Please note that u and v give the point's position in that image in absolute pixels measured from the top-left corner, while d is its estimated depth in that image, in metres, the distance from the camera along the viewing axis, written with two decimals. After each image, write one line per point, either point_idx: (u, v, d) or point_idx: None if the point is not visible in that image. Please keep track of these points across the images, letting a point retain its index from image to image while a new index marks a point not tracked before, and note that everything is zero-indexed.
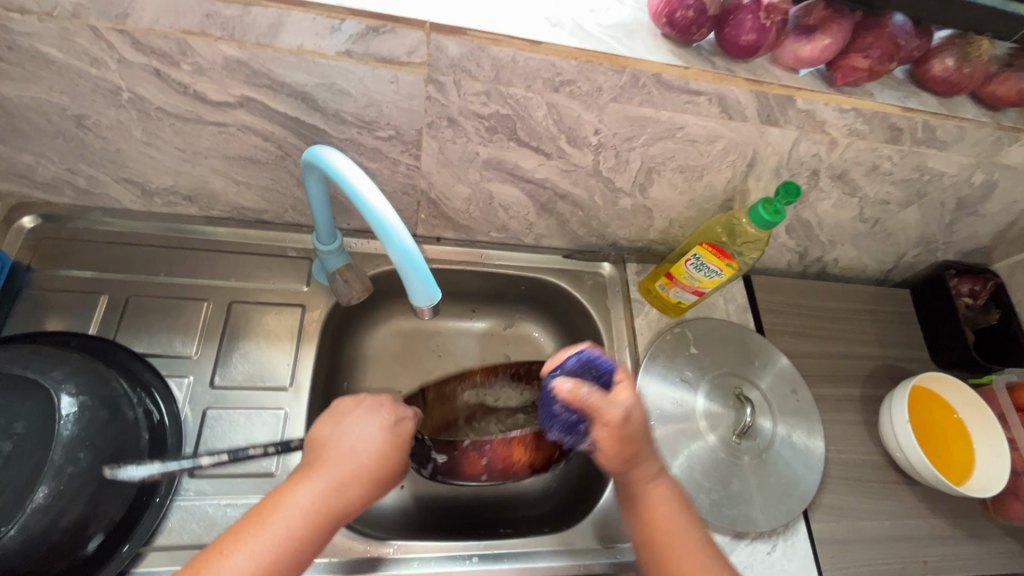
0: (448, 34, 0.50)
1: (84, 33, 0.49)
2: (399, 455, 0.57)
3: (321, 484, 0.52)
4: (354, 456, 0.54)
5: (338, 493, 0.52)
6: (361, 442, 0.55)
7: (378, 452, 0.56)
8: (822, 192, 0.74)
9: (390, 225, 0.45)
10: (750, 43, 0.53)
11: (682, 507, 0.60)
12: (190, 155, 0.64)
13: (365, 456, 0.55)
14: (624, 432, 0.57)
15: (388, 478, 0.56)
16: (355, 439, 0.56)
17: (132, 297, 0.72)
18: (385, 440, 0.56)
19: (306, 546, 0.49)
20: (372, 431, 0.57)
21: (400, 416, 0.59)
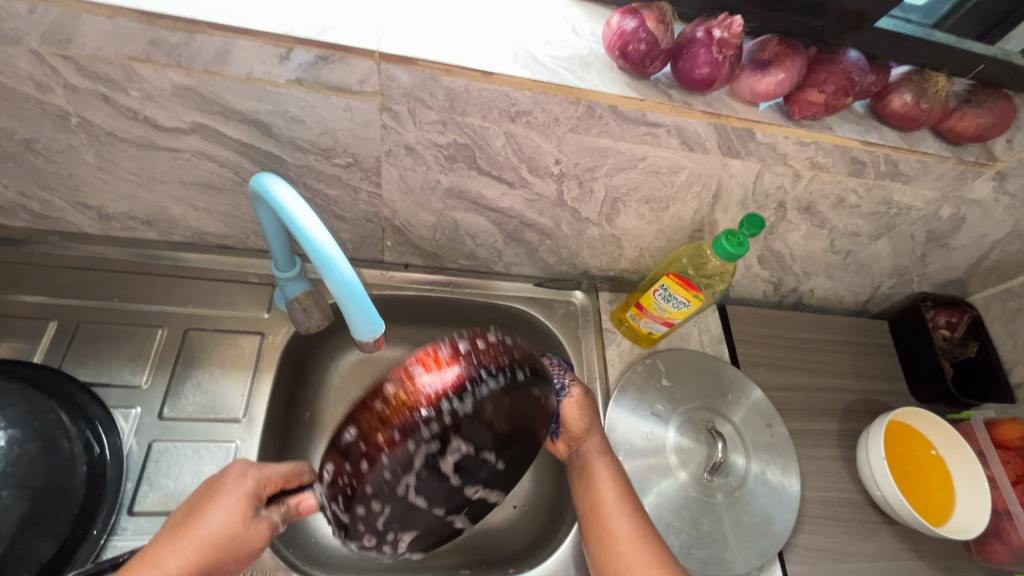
0: (398, 64, 0.49)
1: (27, 58, 0.48)
2: (239, 517, 0.49)
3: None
4: (176, 553, 0.46)
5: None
6: (189, 517, 0.49)
7: (215, 539, 0.47)
8: (791, 223, 0.74)
9: (333, 258, 0.43)
10: (705, 76, 0.52)
11: (628, 501, 0.61)
12: (145, 180, 0.63)
13: (192, 543, 0.46)
14: (585, 414, 0.67)
15: (228, 565, 0.48)
16: (186, 528, 0.47)
17: (82, 324, 0.70)
18: (228, 518, 0.48)
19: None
20: (205, 503, 0.49)
21: (250, 481, 0.52)
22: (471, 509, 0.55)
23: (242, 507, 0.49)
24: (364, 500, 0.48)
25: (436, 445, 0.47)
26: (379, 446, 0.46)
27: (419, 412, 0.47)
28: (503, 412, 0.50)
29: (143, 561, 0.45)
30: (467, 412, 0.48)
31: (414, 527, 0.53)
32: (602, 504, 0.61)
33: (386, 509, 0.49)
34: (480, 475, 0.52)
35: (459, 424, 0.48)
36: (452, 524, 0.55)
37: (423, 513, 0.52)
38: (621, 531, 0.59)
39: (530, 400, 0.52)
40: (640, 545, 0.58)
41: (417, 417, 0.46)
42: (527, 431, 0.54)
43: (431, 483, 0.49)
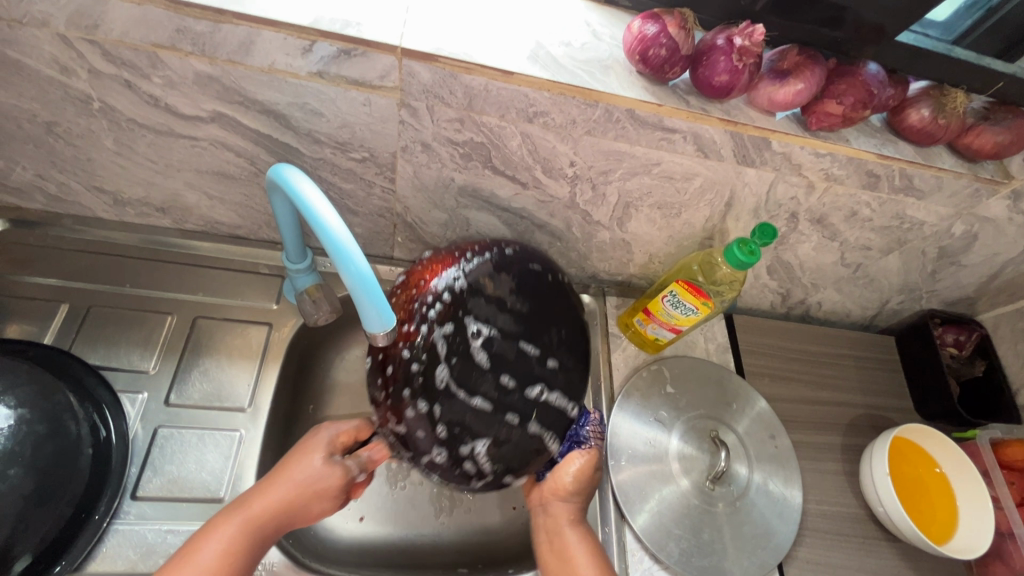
0: (420, 60, 0.49)
1: (54, 42, 0.48)
2: (319, 461, 0.60)
3: (232, 526, 0.55)
4: (269, 486, 0.58)
5: (248, 533, 0.55)
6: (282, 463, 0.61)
7: (300, 481, 0.59)
8: (803, 234, 0.74)
9: (345, 245, 0.44)
10: (724, 83, 0.52)
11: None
12: (162, 167, 0.63)
13: (285, 481, 0.58)
14: (582, 480, 0.68)
15: (314, 501, 0.59)
16: (276, 474, 0.59)
17: (93, 308, 0.70)
18: (308, 466, 0.60)
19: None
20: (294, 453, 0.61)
21: (325, 436, 0.63)
22: (543, 415, 0.55)
23: (319, 456, 0.61)
24: (410, 400, 0.53)
25: (449, 325, 0.54)
26: (399, 340, 0.53)
27: (421, 300, 0.54)
28: (506, 290, 0.56)
29: (244, 498, 0.57)
30: (467, 289, 0.55)
31: (485, 432, 0.53)
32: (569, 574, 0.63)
33: (439, 409, 0.53)
34: (525, 370, 0.54)
35: (462, 303, 0.54)
36: (530, 434, 0.54)
37: (487, 415, 0.53)
38: None
39: (529, 278, 0.58)
40: None
41: (420, 302, 0.54)
42: (552, 317, 0.57)
43: (468, 372, 0.53)
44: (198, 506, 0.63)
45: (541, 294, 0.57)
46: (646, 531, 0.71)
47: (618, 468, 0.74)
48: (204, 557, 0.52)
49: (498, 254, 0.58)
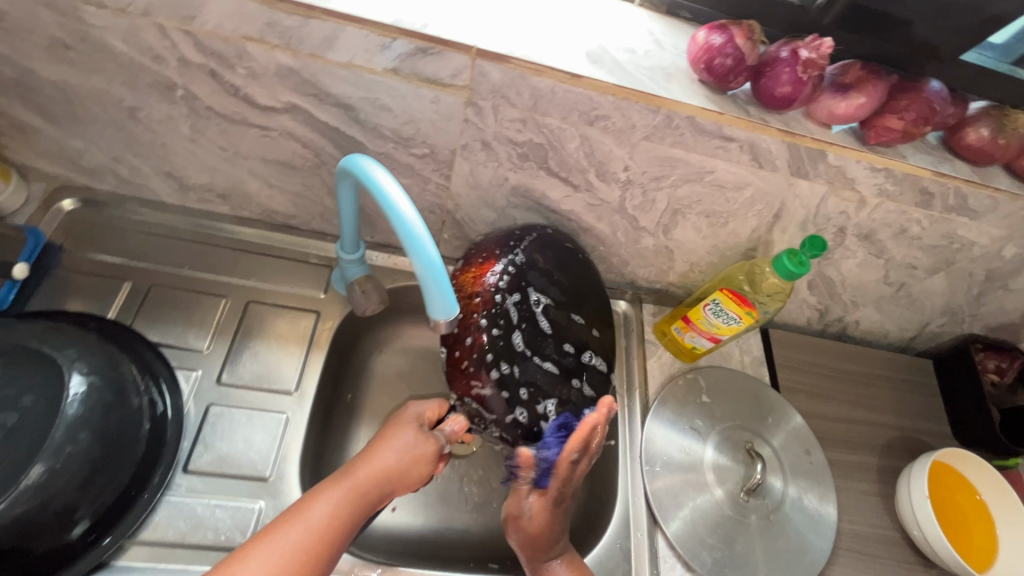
0: (493, 61, 0.52)
1: (152, 31, 0.51)
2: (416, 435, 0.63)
3: (341, 487, 0.56)
4: (372, 455, 0.59)
5: (357, 495, 0.56)
6: (377, 438, 0.62)
7: (400, 451, 0.61)
8: (848, 250, 0.74)
9: (418, 236, 0.45)
10: (786, 95, 0.53)
11: None
12: (231, 155, 0.66)
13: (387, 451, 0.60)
14: (530, 536, 0.60)
15: (413, 471, 0.61)
16: (378, 443, 0.61)
17: (153, 287, 0.73)
18: (406, 437, 0.62)
19: (330, 546, 0.52)
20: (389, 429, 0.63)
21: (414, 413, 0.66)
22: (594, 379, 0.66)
23: (413, 428, 0.63)
24: (491, 362, 0.61)
25: (517, 295, 0.63)
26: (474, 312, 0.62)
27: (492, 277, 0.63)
28: (554, 265, 0.67)
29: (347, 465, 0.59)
30: (525, 264, 0.65)
31: (555, 393, 0.62)
32: None
33: (516, 370, 0.62)
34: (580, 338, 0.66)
35: (523, 275, 0.65)
36: (589, 398, 0.64)
37: (557, 377, 0.63)
38: None
39: (567, 255, 0.69)
40: None
41: (488, 278, 0.63)
42: (589, 293, 0.69)
43: (539, 337, 0.63)
44: (244, 483, 0.64)
45: (578, 271, 0.69)
46: (679, 539, 0.71)
47: (651, 475, 0.74)
48: (319, 514, 0.53)
49: (539, 235, 0.68)
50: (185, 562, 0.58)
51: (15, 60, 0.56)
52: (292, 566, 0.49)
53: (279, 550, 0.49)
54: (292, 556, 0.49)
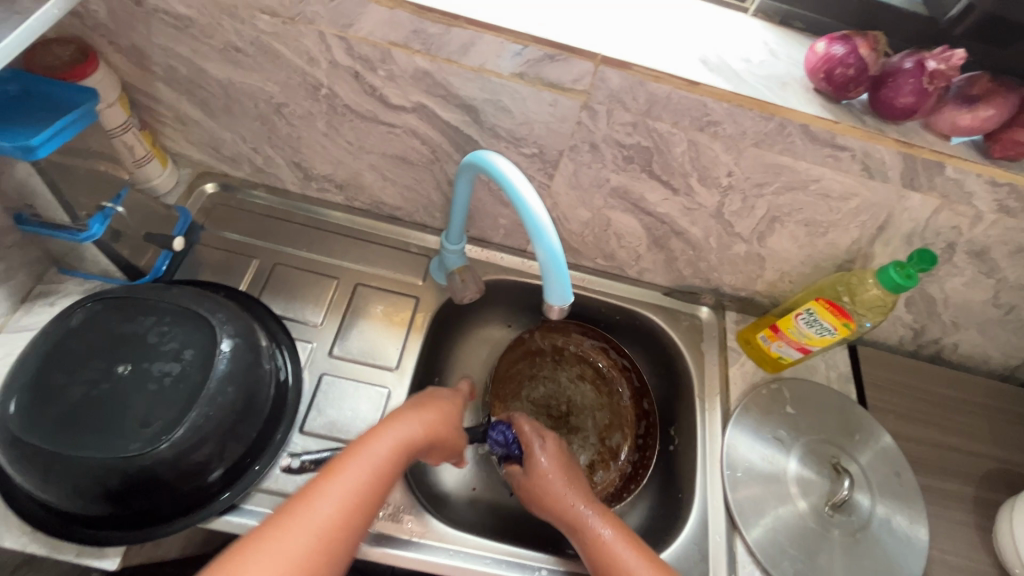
0: (615, 68, 0.55)
1: (313, 36, 0.58)
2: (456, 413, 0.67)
3: (389, 440, 0.58)
4: (419, 413, 0.63)
5: (402, 450, 0.59)
6: (426, 402, 0.65)
7: (440, 417, 0.64)
8: (956, 267, 0.72)
9: (544, 227, 0.49)
10: (908, 105, 0.53)
11: (631, 538, 0.61)
12: (356, 149, 0.73)
13: (433, 417, 0.63)
14: (539, 497, 0.66)
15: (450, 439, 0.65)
16: (418, 406, 0.64)
17: (276, 265, 0.81)
18: (444, 406, 0.66)
19: (384, 484, 0.56)
20: (436, 398, 0.67)
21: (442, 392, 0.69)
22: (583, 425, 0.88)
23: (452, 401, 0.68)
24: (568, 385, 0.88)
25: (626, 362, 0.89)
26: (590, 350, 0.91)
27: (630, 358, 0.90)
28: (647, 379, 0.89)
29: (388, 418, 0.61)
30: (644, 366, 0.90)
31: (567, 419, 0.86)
32: (604, 552, 0.60)
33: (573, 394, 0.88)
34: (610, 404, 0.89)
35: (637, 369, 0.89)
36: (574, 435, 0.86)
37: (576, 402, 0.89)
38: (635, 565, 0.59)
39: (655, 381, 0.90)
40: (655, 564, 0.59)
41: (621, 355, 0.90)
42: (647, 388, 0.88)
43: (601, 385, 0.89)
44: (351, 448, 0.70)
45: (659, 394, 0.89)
46: (758, 545, 0.71)
47: (734, 481, 0.75)
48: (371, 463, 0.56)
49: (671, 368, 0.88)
50: None
51: (191, 60, 0.65)
52: (352, 500, 0.53)
53: (343, 492, 0.53)
54: (356, 491, 0.54)
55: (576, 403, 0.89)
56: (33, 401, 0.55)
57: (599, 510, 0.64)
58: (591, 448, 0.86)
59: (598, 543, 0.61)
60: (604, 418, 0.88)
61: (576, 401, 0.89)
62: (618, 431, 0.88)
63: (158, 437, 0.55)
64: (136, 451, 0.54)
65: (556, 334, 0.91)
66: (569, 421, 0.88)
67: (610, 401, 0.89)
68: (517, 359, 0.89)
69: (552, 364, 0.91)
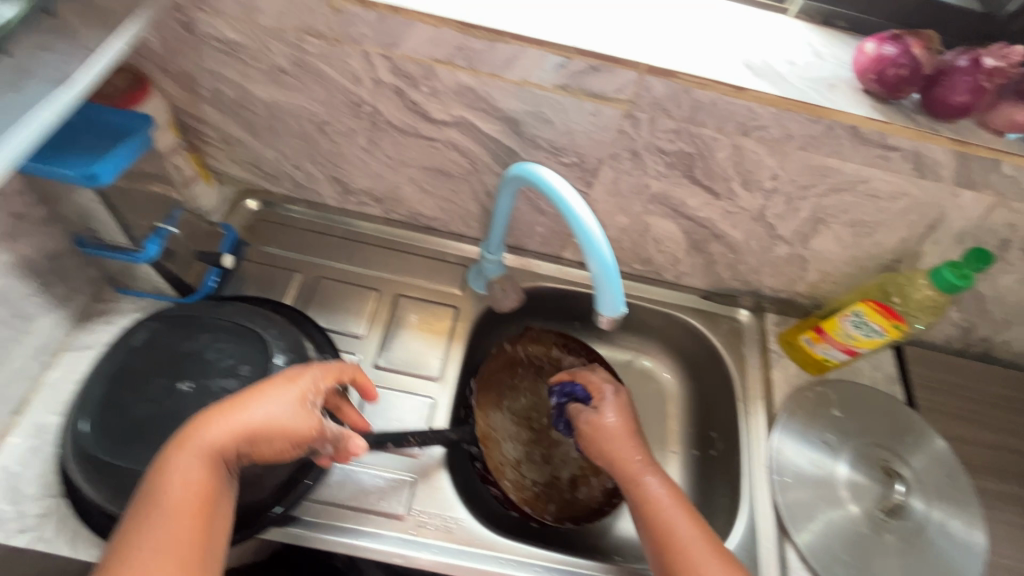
0: (660, 77, 0.55)
1: (358, 56, 0.59)
2: (288, 401, 0.53)
3: (198, 456, 0.48)
4: (218, 427, 0.49)
5: (220, 460, 0.49)
6: (256, 408, 0.51)
7: (263, 420, 0.51)
8: (1009, 264, 0.70)
9: (596, 239, 0.50)
10: (963, 103, 0.53)
11: (684, 506, 0.60)
12: (396, 163, 0.74)
13: (245, 425, 0.50)
14: (602, 439, 0.67)
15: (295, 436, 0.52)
16: (240, 400, 0.51)
17: (319, 278, 0.83)
18: (266, 401, 0.52)
19: (199, 528, 0.46)
20: (266, 395, 0.52)
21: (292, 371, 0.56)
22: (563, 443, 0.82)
23: (285, 391, 0.53)
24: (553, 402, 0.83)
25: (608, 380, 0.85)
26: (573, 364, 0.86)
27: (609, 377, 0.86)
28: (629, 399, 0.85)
29: (200, 421, 0.49)
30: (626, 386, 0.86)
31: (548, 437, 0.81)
32: (657, 515, 0.60)
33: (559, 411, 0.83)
34: None
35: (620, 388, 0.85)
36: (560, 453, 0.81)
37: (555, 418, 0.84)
38: (687, 536, 0.57)
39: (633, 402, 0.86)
40: (703, 543, 0.57)
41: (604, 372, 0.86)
42: None
43: None
44: (399, 458, 0.71)
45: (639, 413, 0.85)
46: (811, 550, 0.70)
47: (782, 486, 0.74)
48: (179, 496, 0.46)
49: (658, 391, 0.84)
50: (355, 522, 0.66)
51: (239, 83, 0.66)
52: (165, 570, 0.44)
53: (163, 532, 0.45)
54: (161, 552, 0.44)
55: None
56: (103, 417, 0.58)
57: (656, 473, 0.63)
58: (572, 464, 0.81)
59: (656, 506, 0.60)
60: None
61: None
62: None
63: None
64: None
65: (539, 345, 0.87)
66: (548, 435, 0.83)
67: None
68: (496, 369, 0.84)
69: (533, 375, 0.86)
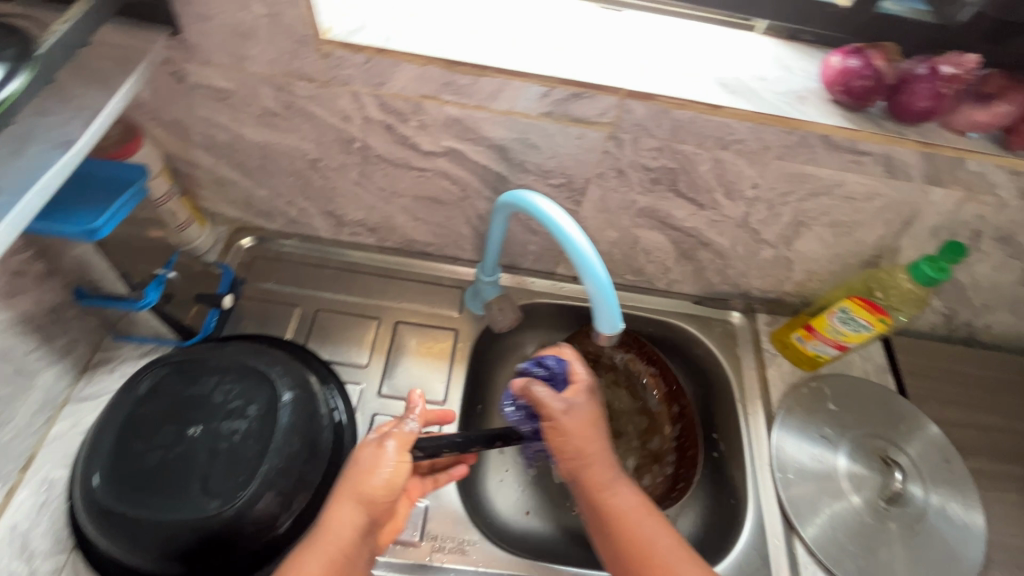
0: (640, 100, 0.57)
1: (347, 96, 0.61)
2: (395, 469, 0.57)
3: (334, 548, 0.53)
4: (341, 512, 0.54)
5: (347, 544, 0.54)
6: (382, 478, 0.56)
7: (378, 494, 0.56)
8: (983, 253, 0.73)
9: (590, 260, 0.52)
10: (925, 108, 0.56)
11: (654, 515, 0.61)
12: (389, 194, 0.76)
13: (366, 503, 0.55)
14: (569, 441, 0.62)
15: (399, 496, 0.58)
16: (351, 480, 0.56)
17: (318, 311, 0.84)
18: (382, 475, 0.56)
19: None
20: (382, 469, 0.57)
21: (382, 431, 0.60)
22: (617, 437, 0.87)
23: (391, 456, 0.57)
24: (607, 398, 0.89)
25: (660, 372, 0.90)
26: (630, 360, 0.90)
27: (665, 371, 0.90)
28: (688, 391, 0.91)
29: (330, 524, 0.54)
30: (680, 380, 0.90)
31: None
32: (626, 525, 0.59)
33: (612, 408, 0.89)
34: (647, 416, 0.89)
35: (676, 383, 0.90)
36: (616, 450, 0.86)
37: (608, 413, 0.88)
38: (662, 546, 0.58)
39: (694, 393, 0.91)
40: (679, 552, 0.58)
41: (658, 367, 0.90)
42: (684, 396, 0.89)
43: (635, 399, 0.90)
44: None
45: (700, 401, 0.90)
46: (818, 544, 0.72)
47: (785, 482, 0.76)
48: None
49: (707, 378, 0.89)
50: None
51: (230, 127, 0.68)
52: None
53: None
54: None
55: (616, 410, 0.89)
56: (113, 468, 0.58)
57: (624, 482, 0.63)
58: (635, 452, 0.86)
59: (623, 516, 0.60)
60: (641, 427, 0.88)
61: (614, 406, 0.89)
62: (657, 434, 0.88)
63: (236, 492, 0.57)
64: (216, 509, 0.56)
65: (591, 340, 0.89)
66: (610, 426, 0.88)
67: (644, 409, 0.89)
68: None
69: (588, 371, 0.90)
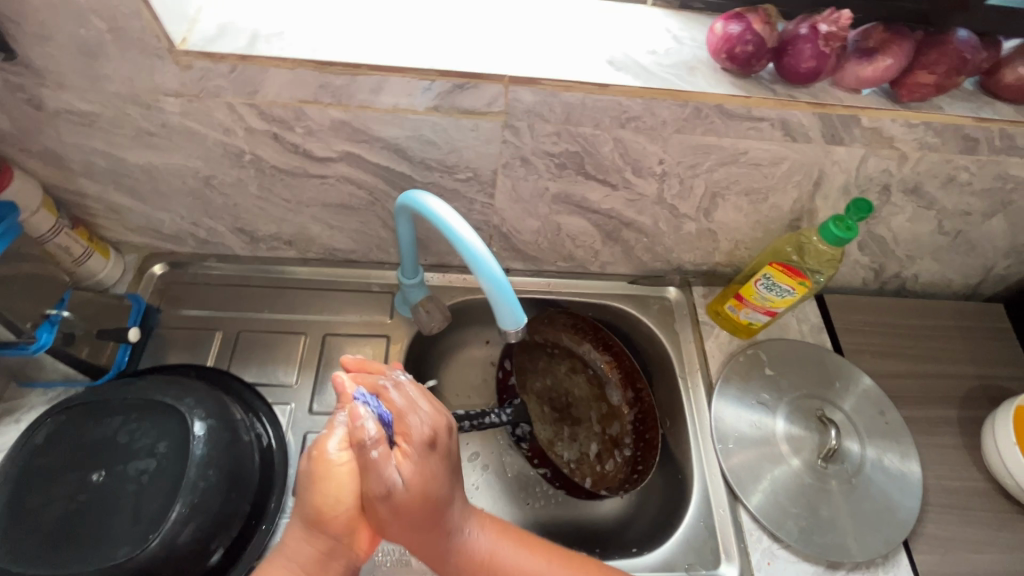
0: (525, 85, 0.56)
1: (222, 108, 0.58)
2: (343, 474, 0.51)
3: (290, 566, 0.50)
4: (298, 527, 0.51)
5: (308, 559, 0.50)
6: (326, 488, 0.50)
7: (324, 504, 0.50)
8: (896, 206, 0.74)
9: (481, 255, 0.50)
10: (811, 69, 0.56)
11: (513, 541, 0.56)
12: (295, 205, 0.73)
13: (317, 515, 0.50)
14: (404, 516, 0.50)
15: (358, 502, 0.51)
16: (302, 489, 0.52)
17: (241, 332, 0.80)
18: (327, 485, 0.50)
19: None
20: (327, 479, 0.51)
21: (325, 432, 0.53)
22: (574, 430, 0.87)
23: (330, 461, 0.51)
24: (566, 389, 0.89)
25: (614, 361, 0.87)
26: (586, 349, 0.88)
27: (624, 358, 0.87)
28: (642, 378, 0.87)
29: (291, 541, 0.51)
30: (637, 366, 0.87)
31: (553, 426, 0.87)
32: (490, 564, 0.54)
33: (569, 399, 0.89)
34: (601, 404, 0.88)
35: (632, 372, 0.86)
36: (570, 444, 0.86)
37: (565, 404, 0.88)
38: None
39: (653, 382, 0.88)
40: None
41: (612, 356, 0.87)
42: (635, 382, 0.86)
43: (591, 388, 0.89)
44: None
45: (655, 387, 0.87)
46: (762, 511, 0.72)
47: (726, 452, 0.76)
48: None
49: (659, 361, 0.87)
50: None
51: (109, 152, 0.64)
52: None
53: None
54: None
55: (574, 396, 0.89)
56: (11, 527, 0.55)
57: (470, 519, 0.55)
58: (596, 439, 0.86)
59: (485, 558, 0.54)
60: (599, 414, 0.88)
61: (574, 393, 0.89)
62: (617, 419, 0.87)
63: (145, 536, 0.54)
64: (125, 556, 0.53)
65: (549, 327, 0.90)
66: (570, 413, 0.88)
67: (603, 396, 0.88)
68: (519, 355, 0.90)
69: (547, 357, 0.91)
